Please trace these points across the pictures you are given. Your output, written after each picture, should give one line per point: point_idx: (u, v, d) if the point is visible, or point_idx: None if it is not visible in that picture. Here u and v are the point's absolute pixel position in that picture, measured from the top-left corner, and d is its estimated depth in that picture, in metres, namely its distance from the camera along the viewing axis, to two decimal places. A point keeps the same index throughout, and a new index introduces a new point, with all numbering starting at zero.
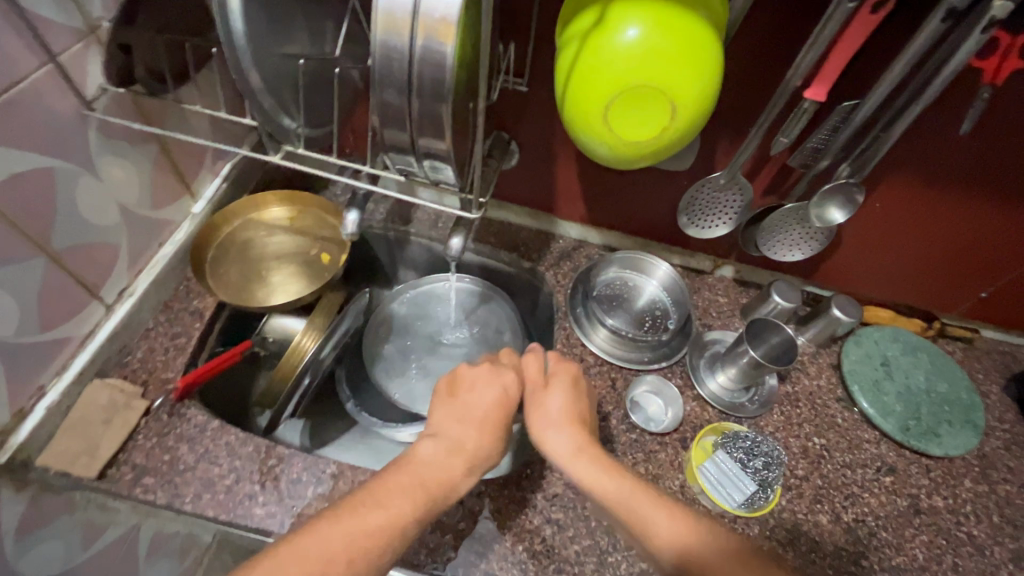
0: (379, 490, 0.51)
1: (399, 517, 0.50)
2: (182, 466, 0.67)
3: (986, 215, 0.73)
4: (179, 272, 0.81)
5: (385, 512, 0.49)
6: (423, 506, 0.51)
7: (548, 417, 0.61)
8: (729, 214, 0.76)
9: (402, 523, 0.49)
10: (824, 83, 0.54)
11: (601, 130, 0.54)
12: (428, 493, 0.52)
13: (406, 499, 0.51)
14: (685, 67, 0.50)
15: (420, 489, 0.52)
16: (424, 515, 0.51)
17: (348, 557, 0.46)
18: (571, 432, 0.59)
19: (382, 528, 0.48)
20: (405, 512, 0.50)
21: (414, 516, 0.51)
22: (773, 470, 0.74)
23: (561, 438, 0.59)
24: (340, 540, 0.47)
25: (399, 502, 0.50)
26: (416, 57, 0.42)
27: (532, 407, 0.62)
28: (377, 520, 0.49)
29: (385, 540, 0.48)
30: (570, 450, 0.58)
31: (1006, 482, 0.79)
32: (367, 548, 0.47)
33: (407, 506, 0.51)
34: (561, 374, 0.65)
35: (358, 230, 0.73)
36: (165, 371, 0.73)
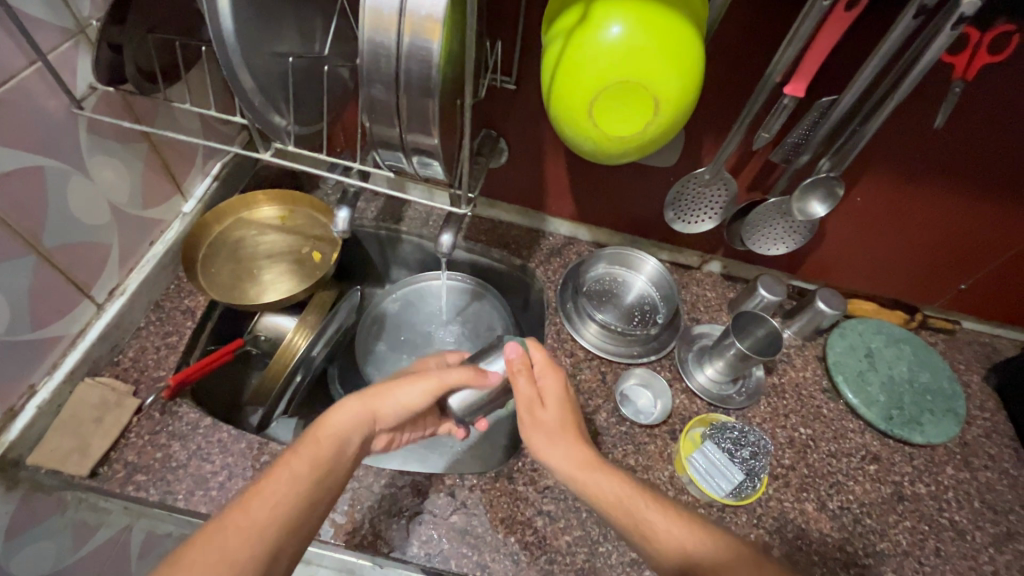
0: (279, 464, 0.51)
1: (296, 479, 0.50)
2: (174, 463, 0.67)
3: (964, 208, 0.74)
4: (170, 271, 0.81)
5: (280, 479, 0.50)
6: (320, 464, 0.52)
7: (545, 430, 0.61)
8: (714, 209, 0.78)
9: (300, 484, 0.50)
10: (802, 79, 0.56)
11: (587, 126, 0.55)
12: (325, 454, 0.53)
13: (300, 463, 0.51)
14: (668, 64, 0.51)
15: (313, 450, 0.53)
16: (322, 472, 0.52)
17: (249, 524, 0.46)
18: (567, 443, 0.59)
19: (280, 494, 0.49)
20: (301, 473, 0.51)
21: (311, 475, 0.51)
22: (760, 459, 0.76)
23: (558, 450, 0.59)
24: (247, 514, 0.47)
25: (293, 465, 0.51)
26: (403, 54, 0.42)
27: (528, 417, 0.62)
28: (276, 488, 0.49)
29: (286, 503, 0.48)
30: (566, 456, 0.58)
31: (987, 468, 0.81)
32: (268, 511, 0.47)
33: (302, 468, 0.51)
34: (552, 377, 0.64)
35: (348, 227, 0.74)
36: (157, 370, 0.73)
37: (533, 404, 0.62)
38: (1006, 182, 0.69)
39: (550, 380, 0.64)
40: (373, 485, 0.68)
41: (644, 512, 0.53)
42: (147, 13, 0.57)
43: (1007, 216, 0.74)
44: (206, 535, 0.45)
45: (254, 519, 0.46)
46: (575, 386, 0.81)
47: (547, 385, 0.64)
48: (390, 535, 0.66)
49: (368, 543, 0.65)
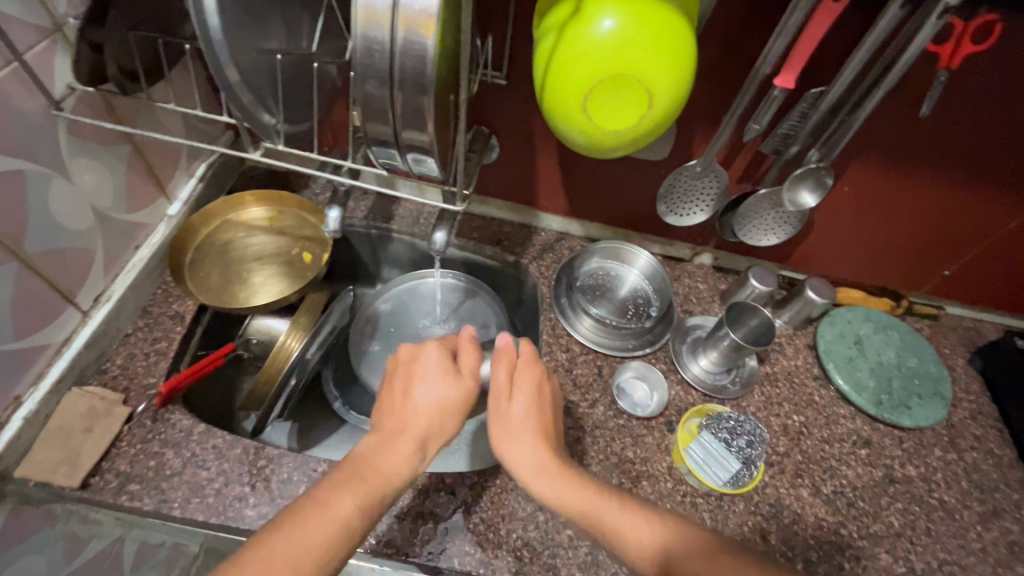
0: (327, 500, 0.48)
1: (344, 524, 0.47)
2: (169, 471, 0.66)
3: (947, 196, 0.76)
4: (157, 276, 0.79)
5: (328, 520, 0.47)
6: (369, 507, 0.49)
7: (509, 425, 0.59)
8: (706, 201, 0.78)
9: (347, 529, 0.47)
10: (792, 70, 0.56)
11: (580, 120, 0.55)
12: (375, 494, 0.50)
13: (350, 504, 0.48)
14: (660, 57, 0.51)
15: (365, 491, 0.50)
16: (370, 518, 0.49)
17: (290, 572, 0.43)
18: (536, 443, 0.58)
19: (325, 539, 0.46)
20: (350, 519, 0.48)
21: (358, 521, 0.48)
22: (756, 447, 0.76)
23: (523, 450, 0.58)
24: (287, 557, 0.44)
25: (343, 508, 0.48)
26: (397, 49, 0.42)
27: (495, 414, 0.61)
28: (321, 530, 0.46)
29: (330, 550, 0.46)
30: (528, 459, 0.57)
31: (973, 449, 0.83)
32: (311, 559, 0.45)
33: (352, 512, 0.48)
34: (528, 373, 0.63)
35: (340, 227, 0.73)
36: (147, 377, 0.72)
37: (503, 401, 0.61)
38: (988, 168, 0.71)
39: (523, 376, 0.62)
40: None
41: (626, 521, 0.52)
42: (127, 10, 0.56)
43: (989, 202, 0.76)
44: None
45: (294, 566, 0.44)
46: (572, 380, 0.81)
47: (520, 381, 0.62)
48: (391, 535, 0.65)
49: (370, 544, 0.65)
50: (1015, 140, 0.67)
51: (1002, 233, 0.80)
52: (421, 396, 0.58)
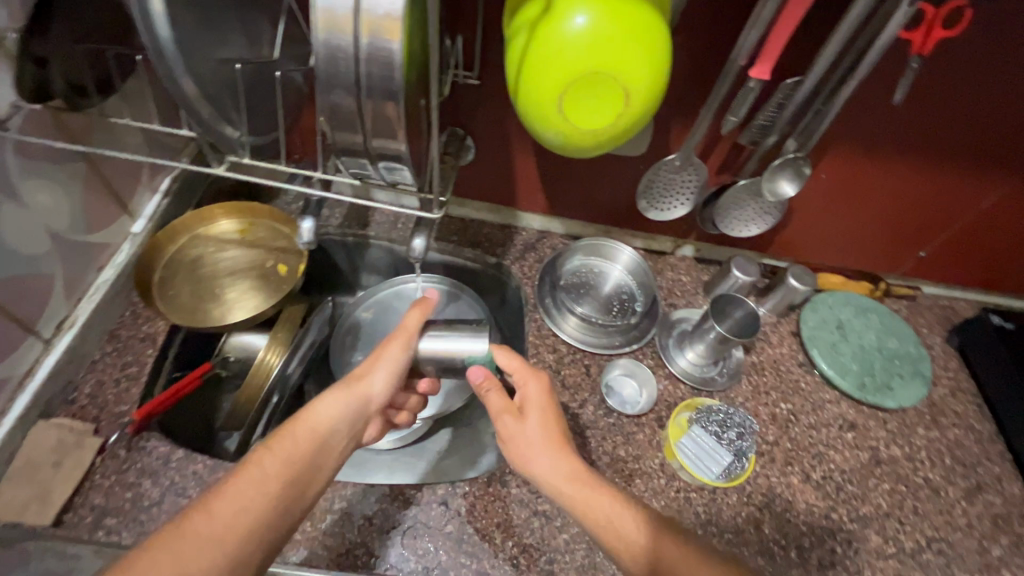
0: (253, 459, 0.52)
1: (267, 477, 0.51)
2: (147, 502, 0.63)
3: (920, 178, 0.77)
4: (124, 297, 0.76)
5: (251, 476, 0.50)
6: (294, 463, 0.53)
7: (530, 440, 0.60)
8: (687, 194, 0.78)
9: (270, 482, 0.51)
10: (767, 61, 0.56)
11: (557, 119, 0.53)
12: (298, 450, 0.54)
13: (272, 460, 0.52)
14: (637, 53, 0.50)
15: (288, 446, 0.54)
16: (295, 471, 0.53)
17: (211, 522, 0.47)
18: (559, 455, 0.58)
19: (249, 491, 0.49)
20: (272, 471, 0.51)
21: (281, 474, 0.52)
22: (746, 439, 0.78)
23: (549, 463, 0.58)
24: (217, 512, 0.47)
25: (266, 461, 0.52)
26: (362, 56, 0.40)
27: (512, 422, 0.61)
28: (243, 484, 0.50)
29: (255, 501, 0.49)
30: (555, 469, 0.58)
31: (954, 426, 0.85)
32: (232, 509, 0.48)
33: (273, 464, 0.52)
34: (536, 383, 0.64)
35: (314, 238, 0.71)
36: (118, 405, 0.69)
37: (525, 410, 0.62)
38: (960, 150, 0.72)
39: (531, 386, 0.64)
40: (362, 503, 0.66)
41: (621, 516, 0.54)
42: None
43: (961, 183, 0.77)
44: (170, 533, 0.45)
45: (214, 516, 0.47)
46: (560, 381, 0.80)
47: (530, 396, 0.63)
48: (384, 552, 0.64)
49: (363, 563, 0.63)
50: (986, 122, 0.68)
51: (974, 212, 0.82)
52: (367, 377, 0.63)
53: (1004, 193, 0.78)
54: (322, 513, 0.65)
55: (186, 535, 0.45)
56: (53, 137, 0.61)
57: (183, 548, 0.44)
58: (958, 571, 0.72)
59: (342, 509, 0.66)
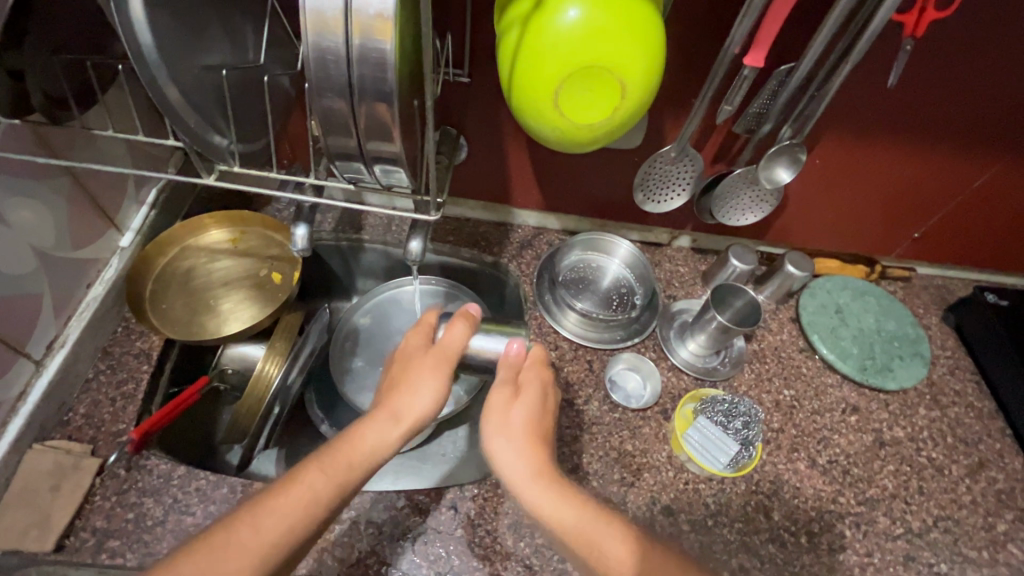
0: (301, 479, 0.45)
1: (317, 507, 0.44)
2: (150, 521, 0.62)
3: (914, 159, 0.77)
4: (116, 313, 0.74)
5: (299, 502, 0.44)
6: (344, 488, 0.46)
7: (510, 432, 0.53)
8: (683, 185, 0.77)
9: (316, 509, 0.44)
10: (761, 49, 0.56)
11: (552, 115, 0.53)
12: (351, 478, 0.46)
13: (323, 484, 0.45)
14: (631, 45, 0.49)
15: (340, 470, 0.46)
16: (342, 498, 0.46)
17: (253, 553, 0.41)
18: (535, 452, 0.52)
19: (297, 519, 0.43)
20: (323, 500, 0.44)
21: (330, 503, 0.45)
22: (753, 428, 0.76)
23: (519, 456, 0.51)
24: (258, 538, 0.41)
25: (317, 488, 0.44)
26: (354, 57, 0.39)
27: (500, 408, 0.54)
28: (291, 509, 0.43)
29: (300, 530, 0.43)
30: (526, 463, 0.51)
31: (954, 404, 0.85)
32: (277, 540, 0.42)
33: (323, 491, 0.45)
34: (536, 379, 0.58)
35: (308, 244, 0.69)
36: (115, 424, 0.67)
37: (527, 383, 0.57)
38: (953, 129, 0.72)
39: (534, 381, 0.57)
40: (370, 511, 0.65)
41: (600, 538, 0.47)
42: (45, 32, 0.50)
43: (955, 162, 0.77)
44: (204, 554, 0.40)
45: (259, 545, 0.41)
46: (564, 378, 0.79)
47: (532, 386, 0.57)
48: (395, 559, 0.63)
49: (375, 572, 0.62)
50: (978, 100, 0.68)
51: (968, 191, 0.82)
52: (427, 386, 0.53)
53: (997, 170, 0.78)
54: (330, 523, 0.64)
55: (227, 563, 0.40)
56: (34, 152, 0.59)
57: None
58: (965, 548, 0.73)
59: (350, 518, 0.65)
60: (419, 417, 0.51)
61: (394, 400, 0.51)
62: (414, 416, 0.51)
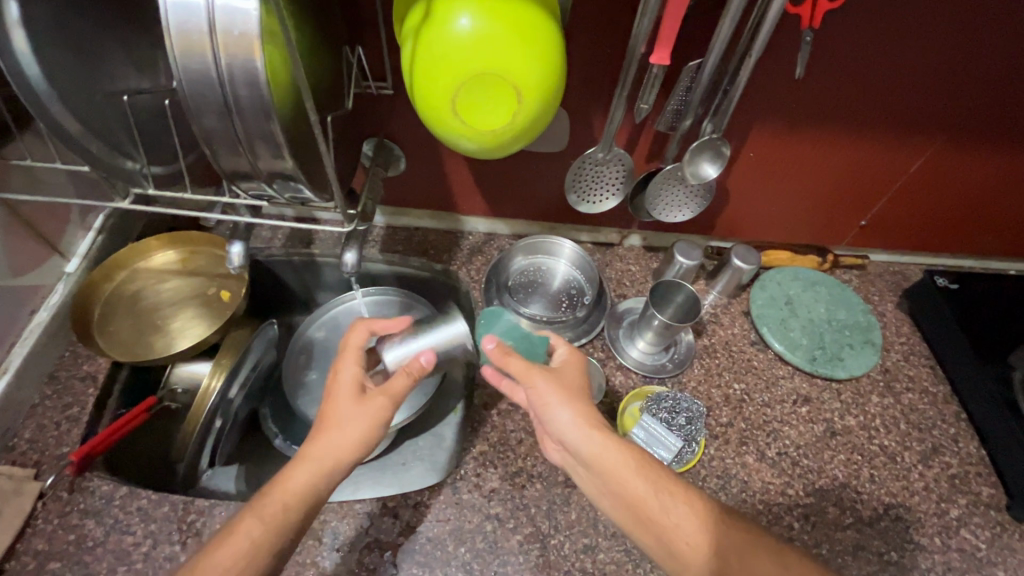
0: (233, 524, 0.50)
1: (252, 550, 0.48)
2: (91, 542, 0.62)
3: (849, 144, 0.78)
4: (62, 337, 0.76)
5: (234, 551, 0.48)
6: (278, 531, 0.50)
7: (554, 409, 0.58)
8: (615, 185, 0.77)
9: (253, 553, 0.48)
10: (664, 47, 0.57)
11: (454, 121, 0.53)
12: (283, 513, 0.50)
13: (257, 525, 0.49)
14: (523, 50, 0.50)
15: (270, 511, 0.50)
16: (279, 540, 0.50)
17: None
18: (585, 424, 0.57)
19: (233, 566, 0.47)
20: (258, 541, 0.49)
21: (268, 544, 0.49)
22: (696, 423, 0.77)
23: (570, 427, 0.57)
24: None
25: (251, 533, 0.49)
26: (225, 76, 0.39)
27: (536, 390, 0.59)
28: (227, 553, 0.48)
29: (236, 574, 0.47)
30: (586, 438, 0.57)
31: (908, 391, 0.85)
32: None
33: (258, 534, 0.49)
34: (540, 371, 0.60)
35: (245, 261, 0.71)
36: (60, 447, 0.68)
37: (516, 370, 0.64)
38: (879, 113, 0.73)
39: (539, 382, 0.59)
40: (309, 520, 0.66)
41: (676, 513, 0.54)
42: None
43: (886, 147, 0.78)
44: None
45: None
46: None
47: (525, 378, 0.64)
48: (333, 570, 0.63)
49: None
50: (895, 84, 0.69)
51: (907, 175, 0.83)
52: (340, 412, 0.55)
53: (930, 154, 0.79)
54: None
55: None
56: None
57: None
58: (917, 535, 0.72)
59: None
60: (344, 445, 0.53)
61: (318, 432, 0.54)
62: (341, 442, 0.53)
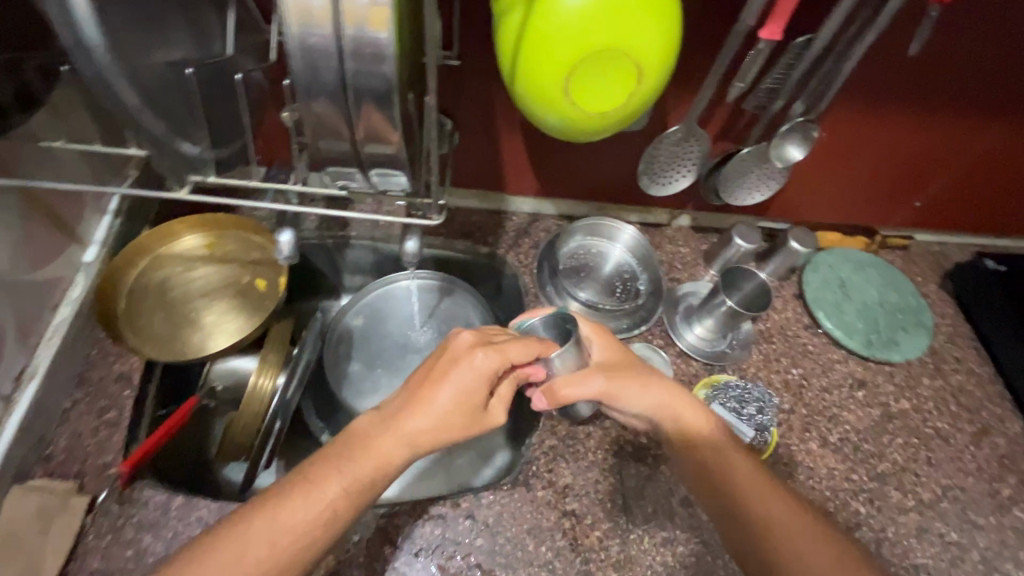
0: (317, 481, 0.50)
1: (328, 509, 0.49)
2: (152, 558, 0.58)
3: (921, 125, 0.76)
4: (88, 335, 0.69)
5: (310, 504, 0.49)
6: (356, 500, 0.50)
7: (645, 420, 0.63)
8: (688, 166, 0.73)
9: (327, 518, 0.49)
10: (778, 19, 0.51)
11: (562, 101, 0.48)
12: (361, 481, 0.50)
13: (334, 485, 0.50)
14: (656, 26, 0.45)
15: (352, 474, 0.50)
16: (355, 505, 0.50)
17: (267, 547, 0.47)
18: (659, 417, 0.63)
19: (308, 520, 0.48)
20: (332, 504, 0.49)
21: (345, 508, 0.50)
22: (768, 413, 0.77)
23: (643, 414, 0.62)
24: (269, 532, 0.47)
25: (329, 492, 0.50)
26: (345, 52, 0.34)
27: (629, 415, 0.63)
28: (308, 507, 0.49)
29: (310, 531, 0.48)
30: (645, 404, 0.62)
31: (956, 371, 0.86)
32: (286, 537, 0.48)
33: (336, 497, 0.49)
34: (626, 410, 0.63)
35: (295, 251, 0.64)
36: (101, 456, 0.63)
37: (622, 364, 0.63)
38: (958, 94, 0.71)
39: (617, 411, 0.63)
40: (381, 522, 0.63)
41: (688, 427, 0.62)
42: None
43: (965, 131, 0.77)
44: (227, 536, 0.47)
45: (276, 533, 0.48)
46: None
47: (624, 386, 0.61)
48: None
49: None
50: (978, 65, 0.67)
51: (971, 156, 0.81)
52: (439, 398, 0.52)
53: (998, 134, 0.78)
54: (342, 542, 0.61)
55: (245, 552, 0.47)
56: None
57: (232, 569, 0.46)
58: (974, 514, 0.74)
59: (366, 538, 0.62)
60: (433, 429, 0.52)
61: (415, 401, 0.53)
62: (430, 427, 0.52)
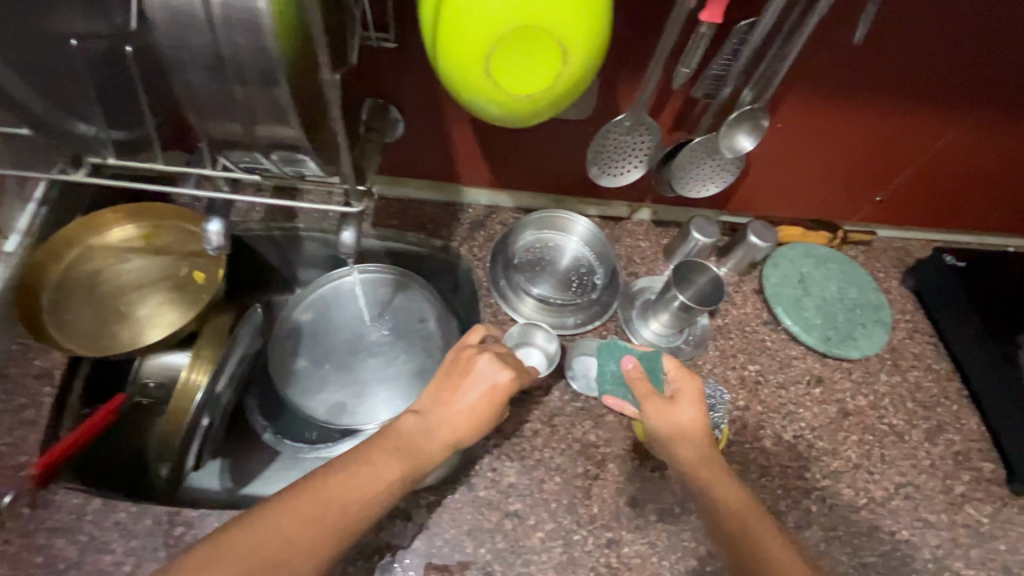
0: (379, 453, 0.51)
1: (384, 486, 0.49)
2: (64, 564, 0.55)
3: (879, 118, 0.74)
4: (7, 329, 0.66)
5: (370, 478, 0.49)
6: (406, 483, 0.51)
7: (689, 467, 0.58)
8: (639, 157, 0.71)
9: (386, 490, 0.49)
10: (716, 3, 0.49)
11: (485, 84, 0.45)
12: (409, 462, 0.52)
13: (395, 462, 0.51)
14: (579, 5, 0.42)
15: (406, 453, 0.52)
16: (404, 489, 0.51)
17: (333, 513, 0.46)
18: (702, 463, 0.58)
19: (366, 494, 0.48)
20: (389, 481, 0.50)
21: (399, 485, 0.50)
22: (718, 411, 0.76)
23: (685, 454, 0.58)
24: (340, 486, 0.47)
25: (391, 469, 0.50)
26: (215, 20, 0.33)
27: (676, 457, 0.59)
28: (368, 482, 0.49)
29: (377, 499, 0.48)
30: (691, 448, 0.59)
31: (914, 368, 0.85)
32: (353, 501, 0.47)
33: (394, 472, 0.50)
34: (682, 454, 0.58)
35: (225, 241, 0.60)
36: (16, 457, 0.60)
37: (666, 406, 0.60)
38: (915, 86, 0.70)
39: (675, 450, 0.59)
40: None
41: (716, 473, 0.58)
42: None
43: (924, 125, 0.76)
44: (306, 486, 0.47)
45: (350, 495, 0.47)
46: None
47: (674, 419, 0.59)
48: None
49: None
50: (932, 56, 0.66)
51: (930, 151, 0.80)
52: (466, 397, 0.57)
53: (958, 128, 0.76)
54: None
55: (313, 506, 0.45)
56: None
57: (301, 522, 0.44)
58: (926, 512, 0.73)
59: None
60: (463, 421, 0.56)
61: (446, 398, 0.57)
62: (455, 423, 0.56)
